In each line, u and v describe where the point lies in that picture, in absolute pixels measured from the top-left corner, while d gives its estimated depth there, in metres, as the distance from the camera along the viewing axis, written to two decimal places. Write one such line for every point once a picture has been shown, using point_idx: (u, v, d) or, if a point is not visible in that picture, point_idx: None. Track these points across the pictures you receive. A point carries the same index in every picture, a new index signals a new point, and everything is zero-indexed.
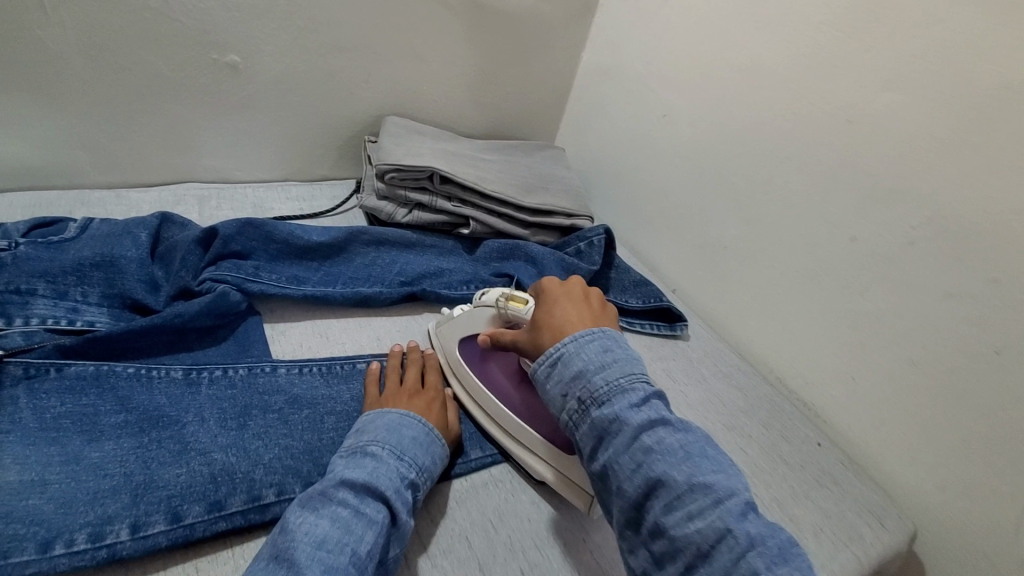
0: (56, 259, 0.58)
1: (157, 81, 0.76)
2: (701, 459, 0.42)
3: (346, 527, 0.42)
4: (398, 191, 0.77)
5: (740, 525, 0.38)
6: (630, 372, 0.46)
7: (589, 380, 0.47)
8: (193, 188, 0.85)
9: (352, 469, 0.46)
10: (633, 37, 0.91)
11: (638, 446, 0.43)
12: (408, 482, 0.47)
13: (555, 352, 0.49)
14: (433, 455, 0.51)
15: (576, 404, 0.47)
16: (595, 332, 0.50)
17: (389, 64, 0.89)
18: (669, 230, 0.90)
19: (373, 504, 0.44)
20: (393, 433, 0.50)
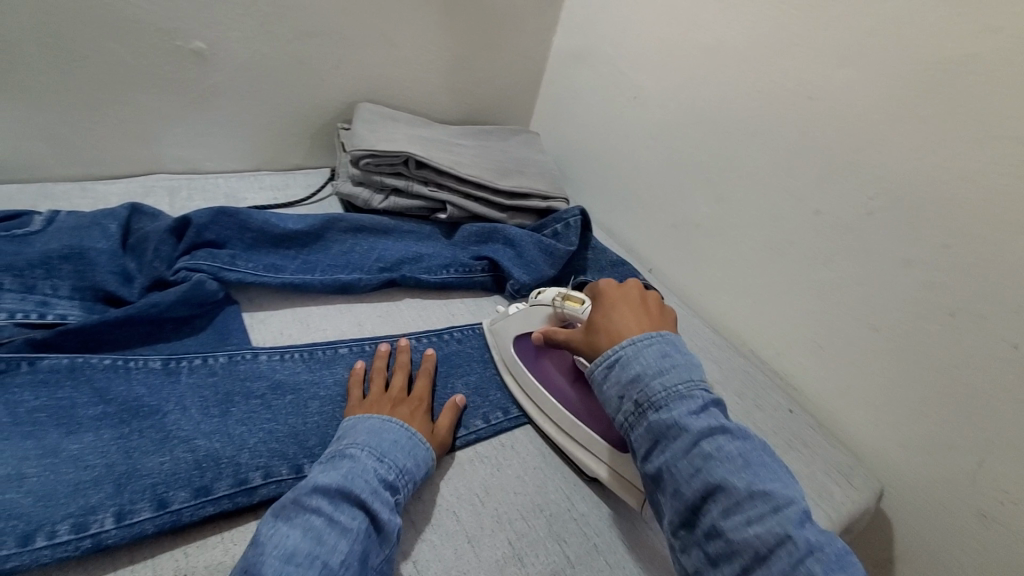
0: (22, 253, 0.57)
1: (118, 69, 0.74)
2: (756, 466, 0.44)
3: (317, 538, 0.40)
4: (374, 177, 0.77)
5: (799, 532, 0.40)
6: (687, 379, 0.49)
7: (647, 385, 0.49)
8: (162, 180, 0.83)
9: (327, 473, 0.44)
10: (603, 21, 0.92)
11: (697, 452, 0.45)
12: (386, 484, 0.46)
13: (612, 354, 0.52)
14: (417, 457, 0.50)
15: (633, 407, 0.49)
16: (654, 337, 0.52)
17: (359, 50, 0.88)
18: (643, 210, 0.91)
19: (349, 511, 0.42)
20: (374, 435, 0.49)
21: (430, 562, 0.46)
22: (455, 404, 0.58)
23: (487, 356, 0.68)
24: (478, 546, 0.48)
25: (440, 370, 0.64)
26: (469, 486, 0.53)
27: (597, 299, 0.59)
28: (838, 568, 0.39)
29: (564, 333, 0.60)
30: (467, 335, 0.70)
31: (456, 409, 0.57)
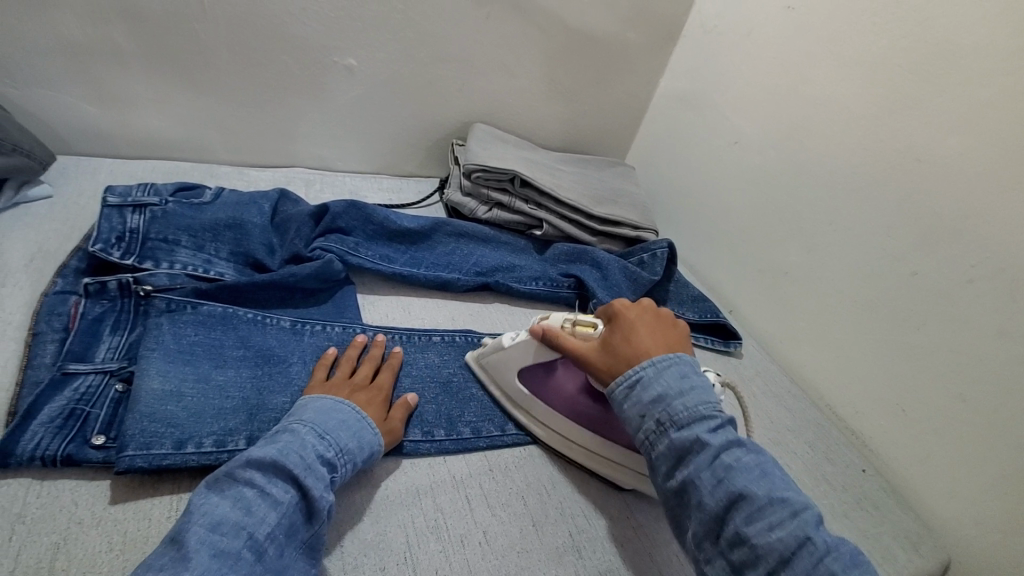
0: (196, 217, 0.69)
1: (284, 77, 0.88)
2: (774, 475, 0.45)
3: (246, 509, 0.41)
4: (481, 190, 0.85)
5: (817, 534, 0.42)
6: (707, 401, 0.49)
7: (669, 404, 0.49)
8: (301, 172, 0.97)
9: (263, 448, 0.45)
10: (712, 69, 0.96)
11: (719, 464, 0.45)
12: (323, 461, 0.47)
13: (632, 375, 0.52)
14: (362, 439, 0.50)
15: (656, 426, 0.49)
16: (671, 358, 0.52)
17: (482, 76, 0.97)
18: (732, 252, 0.93)
19: (281, 484, 0.44)
20: (320, 414, 0.50)
21: (497, 534, 0.51)
22: (409, 401, 0.58)
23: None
24: (541, 531, 0.52)
25: None
26: (537, 477, 0.57)
27: (615, 319, 0.58)
28: (853, 566, 0.41)
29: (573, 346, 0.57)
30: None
31: (409, 407, 0.58)
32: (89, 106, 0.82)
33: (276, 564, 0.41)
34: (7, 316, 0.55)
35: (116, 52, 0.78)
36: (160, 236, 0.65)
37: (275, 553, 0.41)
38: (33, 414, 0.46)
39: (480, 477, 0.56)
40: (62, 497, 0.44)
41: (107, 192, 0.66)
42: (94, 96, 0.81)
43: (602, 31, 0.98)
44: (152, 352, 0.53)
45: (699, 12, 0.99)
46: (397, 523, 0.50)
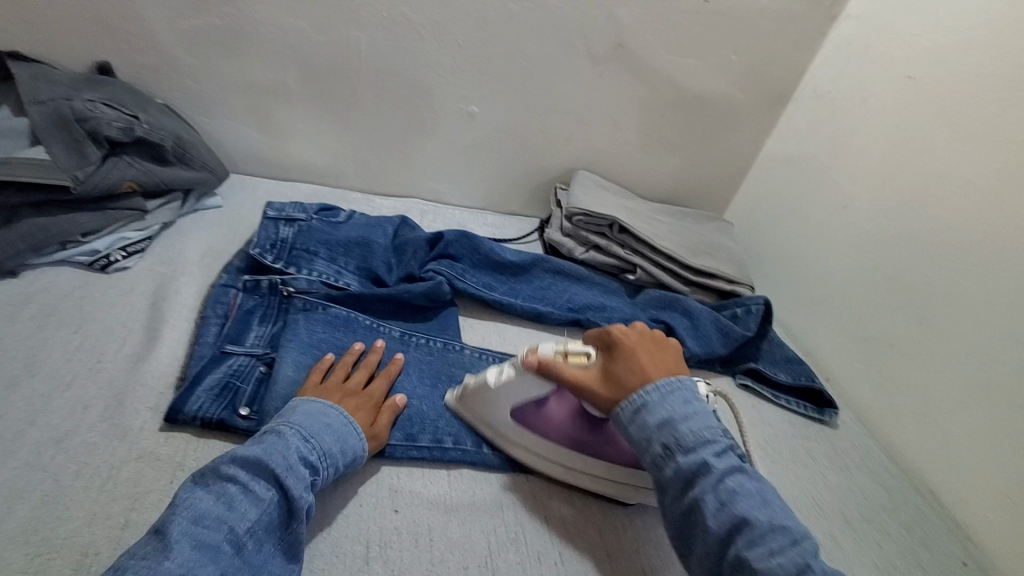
0: (333, 233, 0.79)
1: (416, 120, 0.99)
2: (774, 503, 0.47)
3: (228, 505, 0.44)
4: (581, 232, 0.90)
5: (816, 564, 0.43)
6: (711, 426, 0.51)
7: (675, 428, 0.51)
8: (417, 204, 1.08)
9: (250, 445, 0.48)
10: (824, 133, 0.96)
11: (723, 488, 0.47)
12: (306, 463, 0.49)
13: (636, 399, 0.53)
14: (345, 446, 0.53)
15: (662, 450, 0.50)
16: (676, 383, 0.54)
17: (590, 128, 1.04)
18: (832, 318, 0.91)
19: (264, 482, 0.46)
20: (308, 417, 0.52)
21: (571, 557, 0.55)
22: (397, 403, 0.60)
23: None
24: (614, 563, 0.55)
25: None
26: (613, 511, 0.60)
27: (613, 346, 0.59)
28: None
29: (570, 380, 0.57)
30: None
31: (396, 409, 0.60)
32: (256, 134, 0.98)
33: (254, 558, 0.44)
34: (184, 300, 0.67)
35: (284, 91, 0.93)
36: (303, 246, 0.76)
37: (253, 548, 0.44)
38: (199, 382, 0.56)
39: (560, 501, 0.60)
40: (212, 455, 0.52)
41: (268, 206, 0.79)
42: (262, 126, 0.97)
43: (711, 91, 1.02)
44: (290, 343, 0.62)
45: (812, 77, 1.00)
46: (482, 529, 0.55)
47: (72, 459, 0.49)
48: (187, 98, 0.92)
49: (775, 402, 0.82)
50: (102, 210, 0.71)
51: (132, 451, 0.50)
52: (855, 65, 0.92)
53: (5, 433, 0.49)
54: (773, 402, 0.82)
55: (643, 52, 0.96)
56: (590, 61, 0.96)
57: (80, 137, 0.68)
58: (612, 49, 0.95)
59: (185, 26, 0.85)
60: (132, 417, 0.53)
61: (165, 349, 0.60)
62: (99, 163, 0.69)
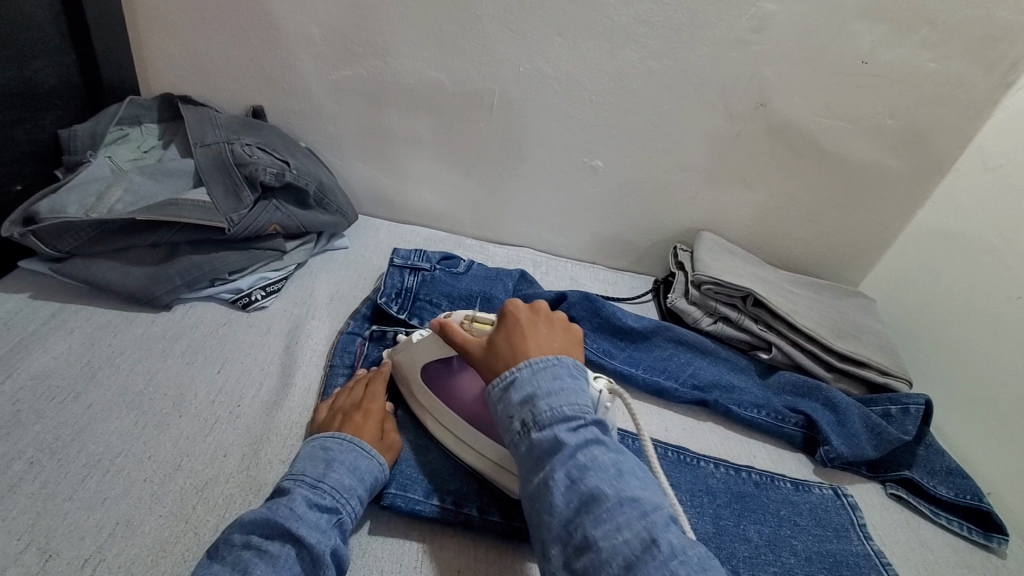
0: (455, 285, 0.78)
1: (537, 171, 0.98)
2: (628, 475, 0.43)
3: (243, 572, 0.41)
4: (709, 301, 0.84)
5: (664, 537, 0.39)
6: (576, 401, 0.47)
7: (534, 404, 0.47)
8: (529, 253, 1.06)
9: (255, 510, 0.45)
10: (998, 209, 0.84)
11: (575, 465, 0.43)
12: (322, 506, 0.47)
13: (506, 375, 0.49)
14: (360, 472, 0.51)
15: (521, 426, 0.47)
16: (549, 360, 0.50)
17: (718, 188, 0.98)
18: (1005, 425, 0.77)
19: (277, 540, 0.43)
20: (309, 465, 0.51)
21: None
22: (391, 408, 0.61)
23: (801, 508, 0.66)
24: None
25: (735, 507, 0.64)
26: None
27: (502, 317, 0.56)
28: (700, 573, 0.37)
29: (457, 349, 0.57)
30: (830, 502, 0.68)
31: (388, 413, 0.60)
32: (382, 178, 1.01)
33: None
34: (315, 345, 0.68)
35: (414, 139, 0.96)
36: (428, 299, 0.76)
37: None
38: None
39: None
40: None
41: (394, 254, 0.80)
42: (388, 169, 1.00)
43: (856, 157, 0.93)
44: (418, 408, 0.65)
45: (981, 146, 0.89)
46: None
47: (209, 511, 0.49)
48: (325, 142, 0.97)
49: (932, 520, 0.71)
50: (248, 249, 0.75)
51: None
52: None
53: (155, 475, 0.51)
54: (929, 519, 0.71)
55: (786, 112, 0.89)
56: (726, 120, 0.91)
57: (238, 180, 0.74)
58: (751, 109, 0.89)
59: (334, 77, 0.90)
60: (266, 471, 0.53)
61: (295, 399, 0.61)
62: (251, 207, 0.74)
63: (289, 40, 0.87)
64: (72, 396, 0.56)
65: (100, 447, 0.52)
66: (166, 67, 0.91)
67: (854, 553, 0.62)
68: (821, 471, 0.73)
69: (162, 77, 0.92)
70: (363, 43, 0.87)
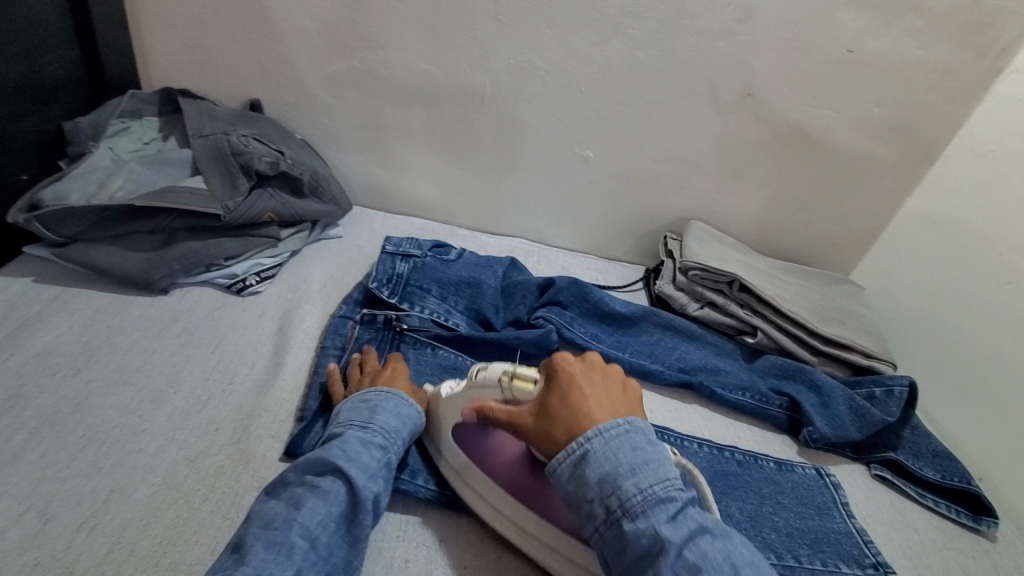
0: (445, 272, 0.80)
1: (530, 162, 1.00)
2: (741, 570, 0.41)
3: (297, 504, 0.45)
4: (696, 287, 0.85)
5: None
6: (665, 479, 0.45)
7: (621, 488, 0.44)
8: (522, 244, 1.08)
9: (311, 451, 0.49)
10: (985, 195, 0.85)
11: (683, 562, 0.41)
12: (370, 446, 0.51)
13: (579, 453, 0.46)
14: (402, 417, 0.55)
15: (608, 514, 0.44)
16: (622, 427, 0.47)
17: (708, 177, 0.99)
18: (992, 408, 0.78)
19: (328, 476, 0.47)
20: (358, 411, 0.54)
21: None
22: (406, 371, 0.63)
23: (782, 487, 0.67)
24: None
25: (716, 485, 0.65)
26: None
27: (548, 379, 0.51)
28: None
29: (503, 414, 0.53)
30: (813, 481, 0.69)
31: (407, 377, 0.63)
32: (378, 170, 1.03)
33: (332, 549, 0.44)
34: (307, 328, 0.70)
35: (408, 131, 0.98)
36: (418, 283, 0.77)
37: (329, 540, 0.44)
38: (318, 417, 0.58)
39: None
40: None
41: (386, 242, 0.82)
42: (383, 161, 1.02)
43: (845, 145, 0.94)
44: None
45: (969, 133, 0.89)
46: None
47: (200, 480, 0.51)
48: (321, 134, 0.99)
49: (919, 500, 0.71)
50: (242, 236, 0.76)
51: (254, 480, 0.52)
52: None
53: (149, 445, 0.53)
54: (915, 500, 0.72)
55: (773, 101, 0.91)
56: (714, 109, 0.92)
57: (233, 168, 0.76)
58: (739, 98, 0.91)
59: (329, 70, 0.92)
60: (256, 444, 0.55)
61: (286, 378, 0.63)
62: (246, 194, 0.76)
63: (286, 35, 0.89)
64: (72, 371, 0.58)
65: (98, 419, 0.54)
66: (166, 61, 0.93)
67: (835, 530, 0.63)
68: (805, 451, 0.74)
69: (163, 71, 0.95)
70: (358, 37, 0.89)
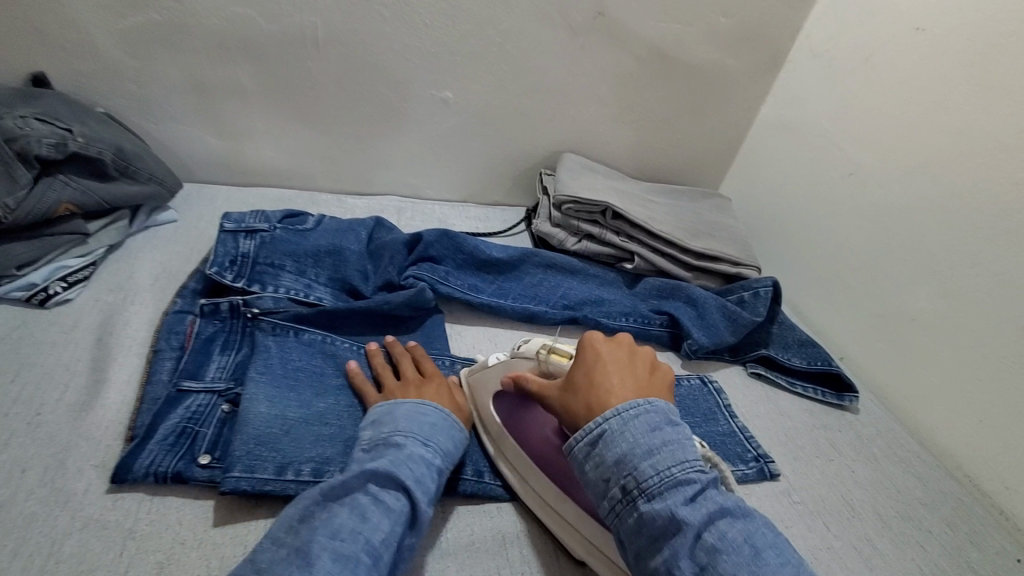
0: (300, 243, 0.72)
1: (386, 109, 0.91)
2: (766, 554, 0.38)
3: (362, 516, 0.43)
4: (571, 221, 0.83)
5: None
6: (682, 460, 0.42)
7: (636, 467, 0.42)
8: (393, 200, 1.01)
9: (376, 461, 0.47)
10: (826, 94, 0.89)
11: (701, 546, 0.39)
12: (432, 468, 0.49)
13: (591, 428, 0.45)
14: (453, 439, 0.53)
15: (621, 495, 0.43)
16: (643, 407, 0.45)
17: (574, 107, 0.96)
18: (845, 293, 0.85)
19: (393, 493, 0.45)
20: (414, 422, 0.52)
21: None
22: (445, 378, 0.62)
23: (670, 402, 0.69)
24: None
25: None
26: None
27: (580, 354, 0.51)
28: None
29: (536, 384, 0.54)
30: (698, 390, 0.72)
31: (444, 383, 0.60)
32: (212, 139, 0.90)
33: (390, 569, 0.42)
34: (133, 333, 0.61)
35: (237, 89, 0.85)
36: (267, 260, 0.68)
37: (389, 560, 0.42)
38: (151, 433, 0.50)
39: None
40: (169, 516, 0.47)
41: (224, 218, 0.71)
42: (216, 127, 0.88)
43: (699, 59, 0.94)
44: (262, 376, 0.56)
45: (808, 35, 0.92)
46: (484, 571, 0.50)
47: (6, 536, 0.43)
48: (131, 104, 0.83)
49: (790, 389, 0.77)
50: (37, 237, 0.64)
51: (75, 521, 0.45)
52: (857, 18, 0.84)
53: None
54: (787, 389, 0.77)
55: (625, 18, 0.88)
56: (568, 33, 0.88)
57: (7, 158, 0.60)
58: (592, 19, 0.87)
59: (120, 24, 0.76)
60: (75, 478, 0.47)
61: (113, 395, 0.54)
62: (30, 186, 0.62)
63: None
64: None
65: None
66: None
67: (720, 432, 0.67)
68: (688, 364, 0.77)
69: None
70: None
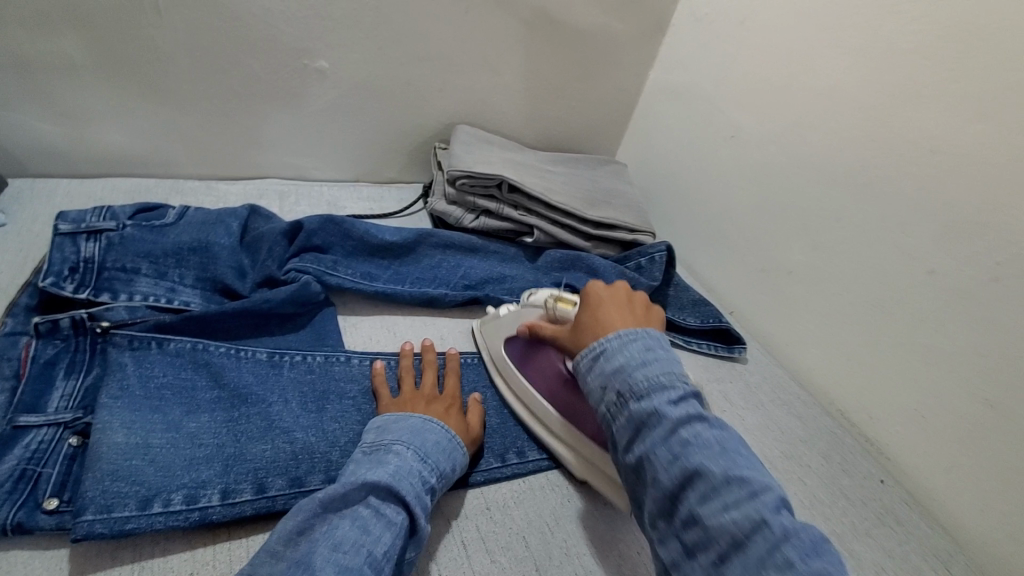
0: (157, 241, 0.63)
1: (254, 84, 0.82)
2: (737, 453, 0.41)
3: (363, 529, 0.41)
4: (467, 198, 0.80)
5: (775, 517, 0.36)
6: (670, 371, 0.45)
7: (628, 375, 0.45)
8: (274, 184, 0.92)
9: (376, 471, 0.44)
10: (707, 58, 0.91)
11: (675, 439, 0.41)
12: (429, 486, 0.46)
13: (596, 346, 0.49)
14: (452, 453, 0.51)
15: (615, 398, 0.45)
16: (639, 333, 0.48)
17: (464, 75, 0.92)
18: (732, 251, 0.89)
19: (393, 506, 0.43)
20: (417, 435, 0.50)
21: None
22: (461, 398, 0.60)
23: None
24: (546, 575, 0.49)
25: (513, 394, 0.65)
26: (530, 515, 0.54)
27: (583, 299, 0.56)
28: (814, 556, 0.35)
29: (551, 330, 0.60)
30: None
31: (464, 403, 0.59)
32: (44, 124, 0.75)
33: None
34: None
35: (65, 64, 0.72)
36: (117, 264, 0.60)
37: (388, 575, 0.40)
38: None
39: (478, 518, 0.53)
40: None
41: (58, 218, 0.60)
42: (45, 109, 0.74)
43: (587, 24, 0.93)
44: (118, 401, 0.48)
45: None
46: None
47: None
48: None
49: (687, 347, 0.80)
50: None
51: None
52: None
53: None
54: (684, 348, 0.80)
55: None
56: None
57: None
58: None
59: None
60: None
61: None
62: None
63: None
64: None
65: None
66: None
67: None
68: None
69: None
70: None
